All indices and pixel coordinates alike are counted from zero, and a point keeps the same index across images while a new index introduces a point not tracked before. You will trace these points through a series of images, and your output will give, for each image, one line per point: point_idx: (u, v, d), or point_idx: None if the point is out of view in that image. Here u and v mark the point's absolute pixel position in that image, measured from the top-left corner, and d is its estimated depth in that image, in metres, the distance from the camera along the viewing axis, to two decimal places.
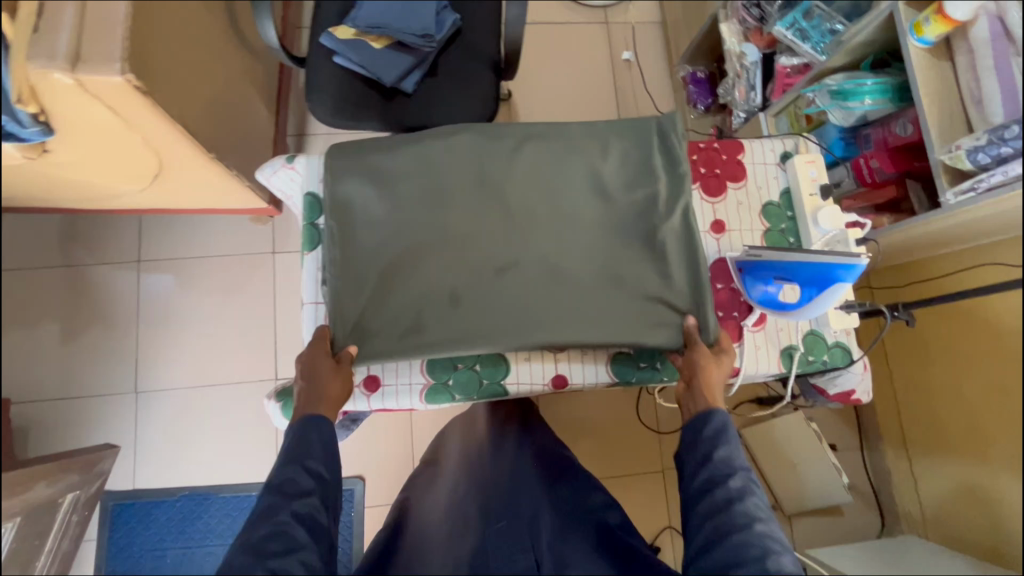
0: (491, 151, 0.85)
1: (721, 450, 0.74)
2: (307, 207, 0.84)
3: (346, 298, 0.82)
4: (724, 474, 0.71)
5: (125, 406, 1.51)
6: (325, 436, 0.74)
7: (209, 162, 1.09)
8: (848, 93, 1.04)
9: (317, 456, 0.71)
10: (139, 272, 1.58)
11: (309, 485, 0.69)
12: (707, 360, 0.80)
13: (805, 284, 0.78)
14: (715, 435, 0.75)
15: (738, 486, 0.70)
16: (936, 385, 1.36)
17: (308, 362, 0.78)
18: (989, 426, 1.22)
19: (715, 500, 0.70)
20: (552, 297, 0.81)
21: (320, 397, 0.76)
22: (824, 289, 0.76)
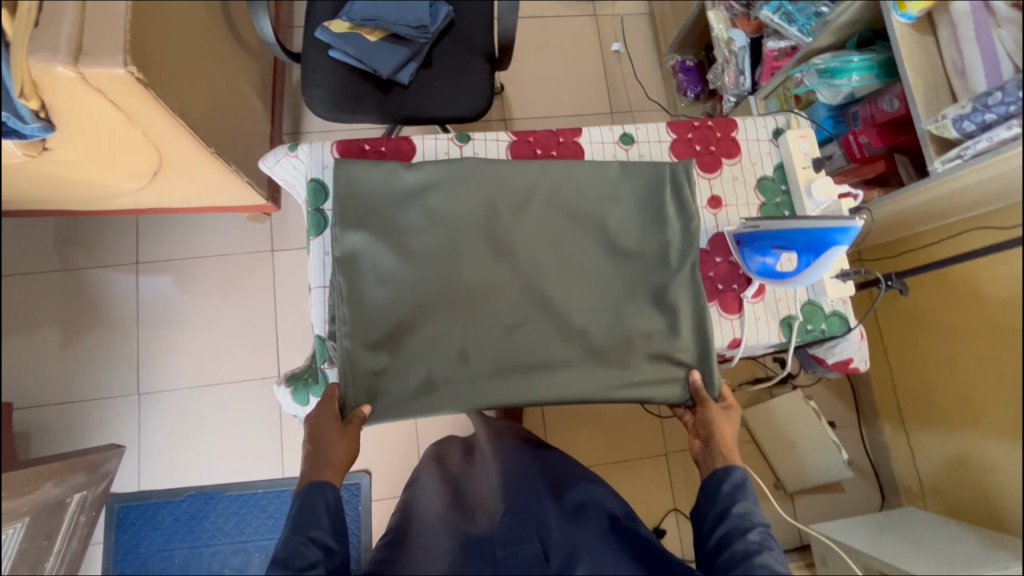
0: (499, 175, 0.85)
1: (737, 505, 0.78)
2: (311, 193, 0.84)
3: (361, 361, 0.80)
4: (741, 529, 0.76)
5: (127, 408, 1.51)
6: (331, 504, 0.76)
7: (209, 157, 1.10)
8: (835, 71, 1.06)
9: (323, 526, 0.74)
10: (137, 273, 1.58)
11: (316, 556, 0.72)
12: (717, 414, 0.83)
13: (803, 251, 0.80)
14: (732, 493, 0.79)
15: (757, 537, 0.74)
16: (930, 357, 1.40)
17: (315, 428, 0.78)
18: (979, 393, 1.25)
19: (734, 551, 0.74)
20: (556, 274, 0.83)
21: (328, 462, 0.79)
22: (821, 254, 0.79)
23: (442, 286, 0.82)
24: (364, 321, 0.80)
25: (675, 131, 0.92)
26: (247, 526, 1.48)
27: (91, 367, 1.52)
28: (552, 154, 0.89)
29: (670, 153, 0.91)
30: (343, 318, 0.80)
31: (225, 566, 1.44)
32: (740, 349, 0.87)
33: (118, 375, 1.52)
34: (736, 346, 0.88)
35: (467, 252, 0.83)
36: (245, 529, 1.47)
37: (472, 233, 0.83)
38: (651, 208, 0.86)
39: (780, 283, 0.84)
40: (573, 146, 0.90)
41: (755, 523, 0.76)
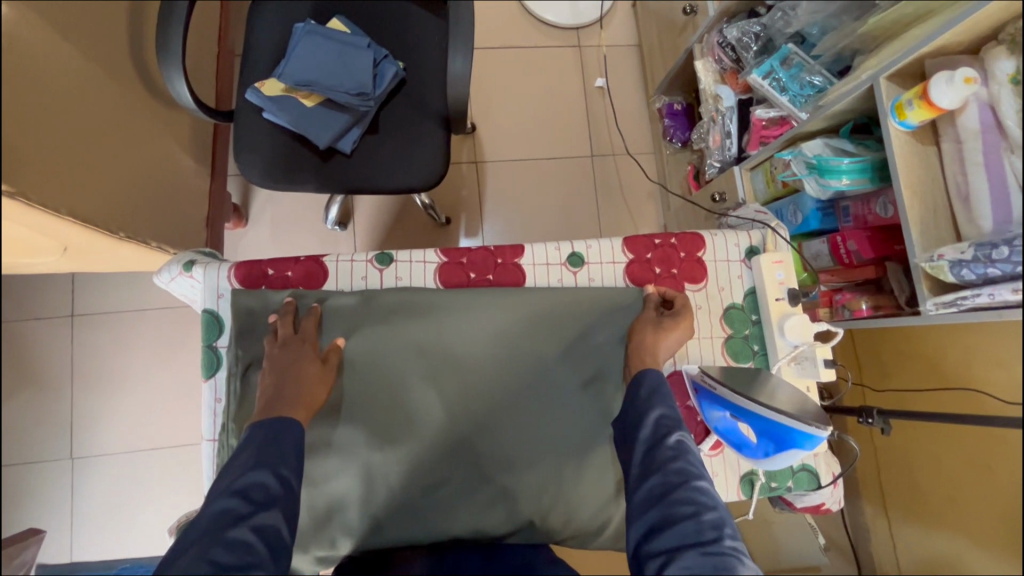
0: (419, 299, 0.74)
1: (652, 412, 0.68)
2: (203, 328, 0.72)
3: None
4: (659, 436, 0.65)
5: (59, 472, 1.42)
6: (298, 442, 0.64)
7: (121, 241, 0.98)
8: (822, 169, 0.94)
9: (291, 464, 0.62)
10: (73, 328, 1.48)
11: (275, 492, 0.59)
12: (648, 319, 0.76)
13: (762, 435, 0.69)
14: (648, 400, 0.69)
15: (677, 441, 0.64)
16: (916, 449, 1.32)
17: (290, 364, 0.68)
18: (964, 499, 1.18)
19: (654, 456, 0.64)
20: (483, 425, 0.73)
21: (293, 401, 0.66)
22: (781, 449, 0.68)
23: (349, 440, 0.71)
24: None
25: (632, 250, 0.80)
26: None
27: (23, 428, 1.43)
28: (487, 278, 0.78)
29: (624, 276, 0.80)
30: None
31: None
32: None
33: (49, 437, 1.43)
34: None
35: (381, 400, 0.72)
36: None
37: (385, 377, 0.73)
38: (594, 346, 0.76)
39: (738, 450, 0.73)
40: (512, 269, 0.78)
41: (677, 426, 0.66)
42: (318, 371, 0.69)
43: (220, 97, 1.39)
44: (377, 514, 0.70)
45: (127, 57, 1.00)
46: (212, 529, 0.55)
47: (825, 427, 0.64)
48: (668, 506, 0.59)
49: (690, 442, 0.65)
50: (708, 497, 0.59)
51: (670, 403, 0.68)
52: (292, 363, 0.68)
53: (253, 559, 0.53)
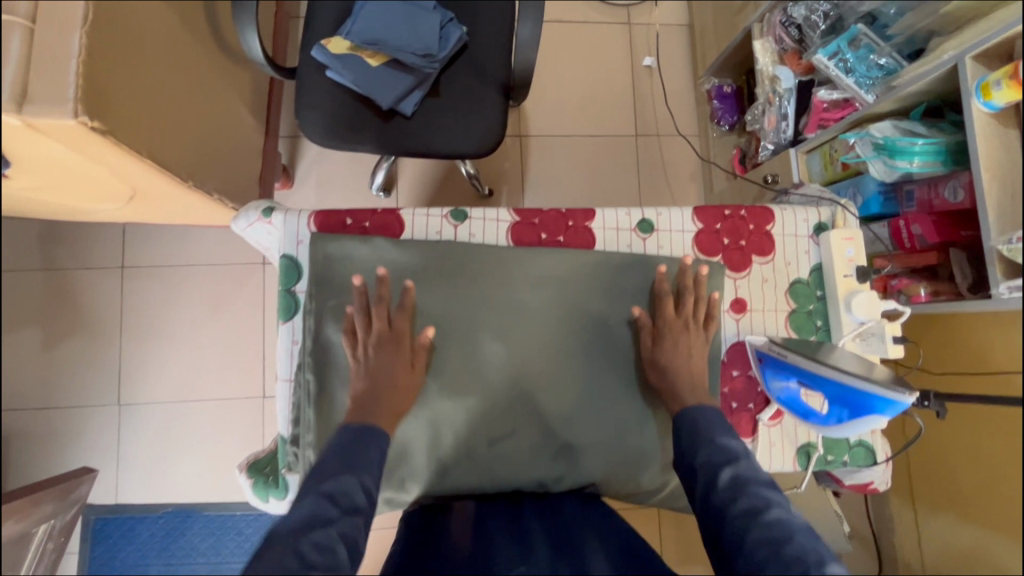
0: (492, 257, 0.75)
1: (699, 456, 0.64)
2: (282, 272, 0.74)
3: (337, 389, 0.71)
4: (710, 477, 0.61)
5: (107, 418, 1.47)
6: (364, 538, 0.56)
7: (188, 189, 1.00)
8: (892, 151, 0.93)
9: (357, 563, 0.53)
10: (122, 278, 1.51)
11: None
12: (675, 325, 0.75)
13: (834, 402, 0.68)
14: (692, 444, 0.66)
15: (729, 481, 0.59)
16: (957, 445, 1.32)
17: (379, 358, 0.69)
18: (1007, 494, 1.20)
19: (714, 501, 0.59)
20: (551, 382, 0.75)
21: (390, 392, 0.68)
22: (856, 415, 0.66)
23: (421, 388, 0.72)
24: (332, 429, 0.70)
25: (702, 219, 0.81)
26: (224, 548, 1.46)
27: (74, 373, 1.48)
28: (558, 240, 0.79)
29: (693, 246, 0.80)
30: (308, 425, 0.69)
31: None
32: None
33: (97, 382, 1.48)
34: None
35: (452, 352, 0.73)
36: (220, 550, 1.46)
37: (455, 331, 0.73)
38: (651, 333, 0.75)
39: (805, 420, 0.72)
40: (583, 232, 0.79)
41: (727, 461, 0.62)
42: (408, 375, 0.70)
43: (276, 53, 1.40)
44: (445, 462, 0.72)
45: (202, 9, 1.01)
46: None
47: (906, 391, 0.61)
48: (747, 555, 0.54)
49: (745, 474, 0.60)
50: (780, 528, 0.54)
51: (715, 437, 0.65)
52: (385, 362, 0.69)
53: None
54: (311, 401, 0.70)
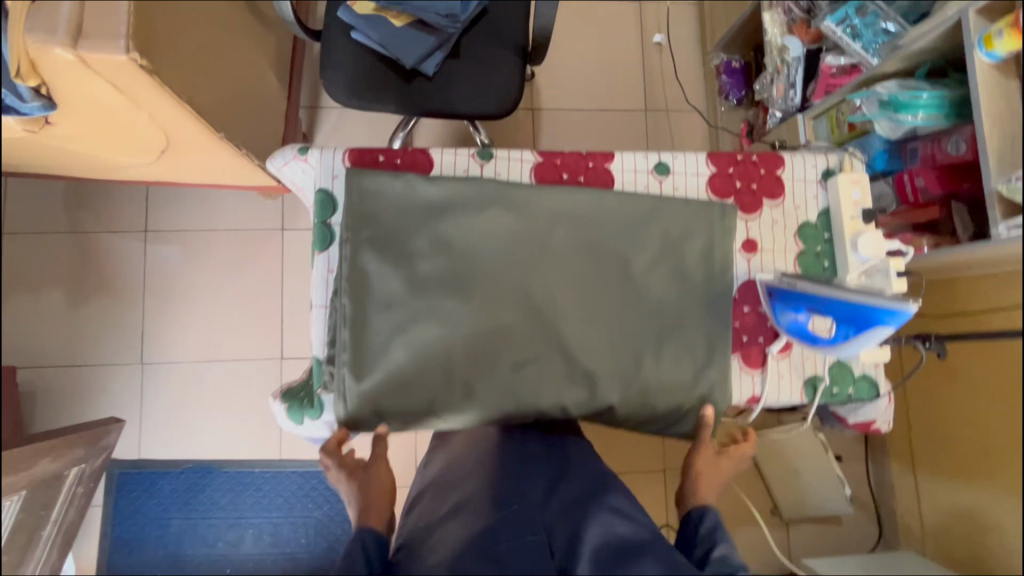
0: (517, 194, 0.79)
1: (704, 533, 0.76)
2: (318, 205, 0.78)
3: (371, 313, 0.75)
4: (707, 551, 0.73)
5: (130, 376, 1.52)
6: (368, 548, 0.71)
7: (219, 141, 1.05)
8: (899, 105, 0.97)
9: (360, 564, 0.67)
10: (145, 242, 1.56)
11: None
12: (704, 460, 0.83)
13: (841, 322, 0.71)
14: (700, 536, 0.75)
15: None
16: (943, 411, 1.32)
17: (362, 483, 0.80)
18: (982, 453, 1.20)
19: None
20: (572, 313, 0.78)
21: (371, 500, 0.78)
22: (861, 331, 0.69)
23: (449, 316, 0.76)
24: (367, 347, 0.74)
25: (715, 164, 0.85)
26: (242, 503, 1.50)
27: (98, 332, 1.52)
28: (578, 180, 0.83)
29: (707, 189, 0.85)
30: (344, 344, 0.74)
31: (219, 539, 1.49)
32: (758, 407, 0.82)
33: (120, 342, 1.52)
34: (754, 403, 0.83)
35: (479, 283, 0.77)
36: (239, 506, 1.50)
37: (481, 264, 0.77)
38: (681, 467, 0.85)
39: (812, 344, 0.76)
40: (603, 173, 0.83)
41: (730, 563, 0.71)
42: (371, 472, 0.81)
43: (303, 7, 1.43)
44: (471, 385, 0.76)
45: None
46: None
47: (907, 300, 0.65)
48: None
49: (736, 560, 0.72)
50: None
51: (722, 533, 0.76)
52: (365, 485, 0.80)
53: None
54: (346, 323, 0.74)
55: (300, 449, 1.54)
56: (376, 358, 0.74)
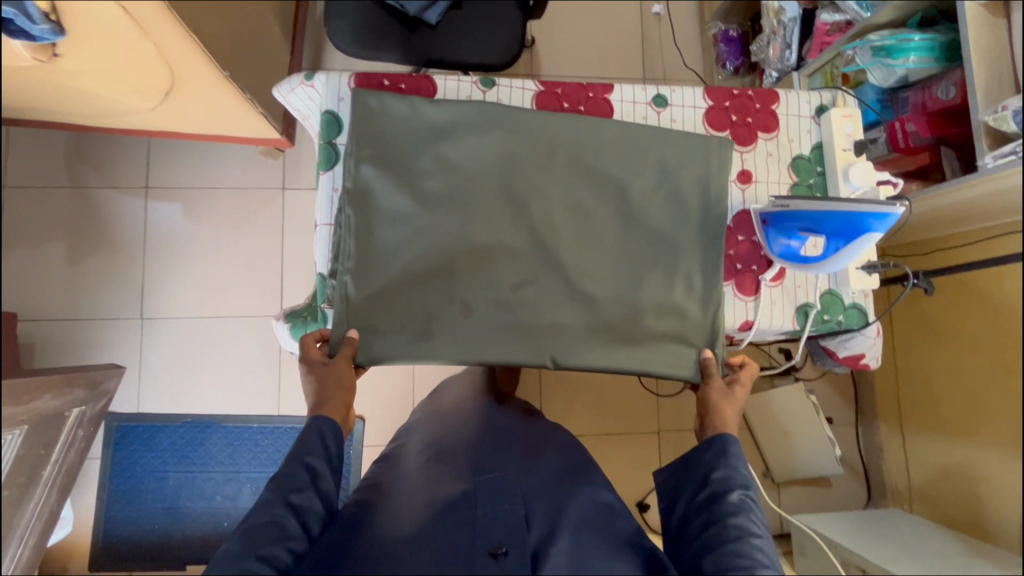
0: (517, 119, 0.80)
1: (718, 470, 0.76)
2: (324, 125, 0.81)
3: (378, 227, 0.78)
4: (721, 491, 0.74)
5: (130, 330, 1.52)
6: (326, 437, 0.73)
7: (223, 80, 1.07)
8: (891, 50, 1.00)
9: (318, 455, 0.71)
10: (146, 199, 1.56)
11: (304, 481, 0.69)
12: (720, 396, 0.82)
13: (832, 235, 0.76)
14: (721, 453, 0.77)
15: (737, 500, 0.73)
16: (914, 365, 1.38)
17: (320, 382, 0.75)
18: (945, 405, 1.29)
19: (715, 509, 0.73)
20: (570, 236, 0.80)
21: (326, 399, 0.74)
22: (851, 240, 0.75)
23: (450, 236, 0.78)
24: (372, 257, 0.77)
25: (712, 97, 0.87)
26: (240, 458, 1.51)
27: (98, 287, 1.53)
28: (578, 109, 0.85)
29: (704, 121, 0.87)
30: (349, 253, 0.77)
31: (217, 493, 1.49)
32: (751, 332, 0.85)
33: (119, 297, 1.53)
34: (747, 329, 0.86)
35: (479, 203, 0.79)
36: (237, 460, 1.51)
37: (482, 185, 0.79)
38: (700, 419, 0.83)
39: (803, 265, 0.80)
40: (602, 103, 0.86)
41: (741, 486, 0.74)
42: (329, 370, 0.75)
43: None
44: (470, 300, 0.78)
45: None
46: (269, 506, 0.67)
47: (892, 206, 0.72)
48: (716, 548, 0.69)
49: (749, 500, 0.74)
50: (747, 552, 0.68)
51: (739, 464, 0.76)
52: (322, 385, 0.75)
53: (289, 535, 0.65)
54: (353, 235, 0.77)
55: (299, 405, 1.55)
56: (381, 270, 0.77)
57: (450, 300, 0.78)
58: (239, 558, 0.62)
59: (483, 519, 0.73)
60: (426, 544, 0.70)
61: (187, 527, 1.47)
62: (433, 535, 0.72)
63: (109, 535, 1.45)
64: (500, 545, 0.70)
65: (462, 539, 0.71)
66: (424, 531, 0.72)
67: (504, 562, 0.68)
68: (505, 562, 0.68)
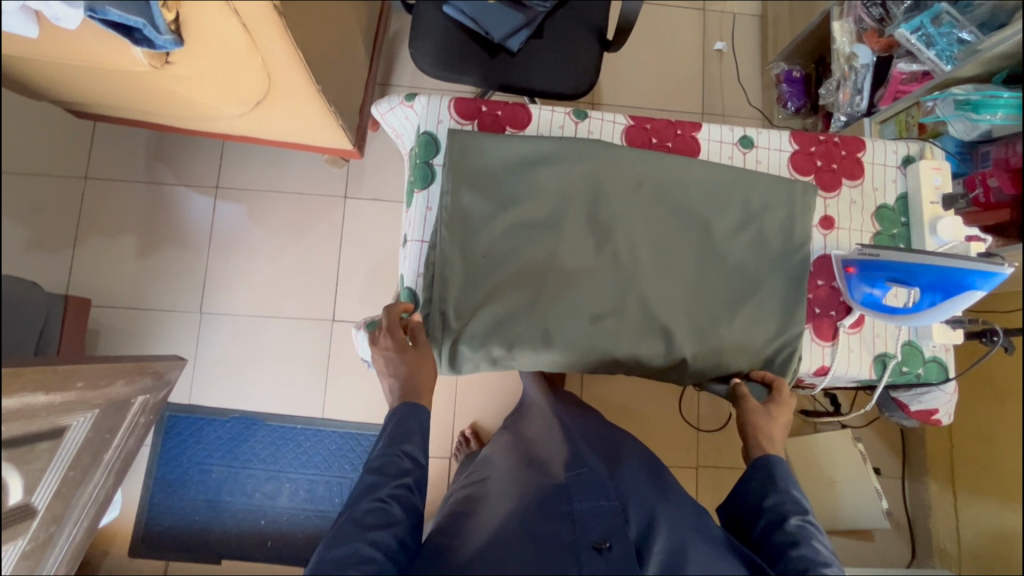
0: (606, 149, 0.82)
1: (768, 498, 0.77)
2: (422, 146, 0.84)
3: (461, 249, 0.79)
4: (778, 520, 0.74)
5: (189, 323, 1.57)
6: (421, 421, 0.79)
7: (315, 94, 1.12)
8: (977, 105, 1.00)
9: (415, 441, 0.76)
10: (215, 198, 1.62)
11: (407, 467, 0.75)
12: (759, 415, 0.81)
13: (927, 289, 0.76)
14: (762, 484, 0.78)
15: (796, 526, 0.73)
16: (977, 422, 1.38)
17: (405, 365, 0.78)
18: (1001, 463, 1.31)
19: (776, 542, 0.73)
20: (652, 267, 0.82)
21: (416, 386, 0.79)
22: (950, 296, 0.74)
23: (537, 260, 0.81)
24: (461, 279, 0.79)
25: (798, 142, 0.88)
26: (282, 457, 1.54)
27: (162, 280, 1.58)
28: (666, 145, 0.87)
29: (789, 165, 0.88)
30: (440, 274, 0.79)
31: (257, 490, 1.52)
32: (826, 378, 0.85)
33: (182, 291, 1.58)
34: (822, 374, 0.86)
35: (565, 230, 0.81)
36: (279, 460, 1.53)
37: (569, 211, 0.81)
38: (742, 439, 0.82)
39: (891, 315, 0.79)
40: (690, 140, 0.87)
41: (797, 510, 0.75)
42: (419, 356, 0.78)
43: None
44: (550, 328, 0.80)
45: None
46: (375, 489, 0.72)
47: (996, 265, 0.71)
48: None
49: (810, 524, 0.73)
50: None
51: (789, 487, 0.76)
52: (409, 371, 0.78)
53: (393, 520, 0.70)
54: (454, 252, 0.79)
55: (342, 409, 1.57)
56: (475, 289, 0.80)
57: (532, 328, 0.79)
58: (351, 538, 0.66)
59: (582, 513, 0.73)
60: (525, 539, 0.71)
61: (226, 521, 1.50)
62: (530, 527, 0.73)
63: (151, 522, 1.48)
64: (603, 539, 0.71)
65: (563, 529, 0.72)
66: (515, 530, 0.73)
67: (609, 556, 0.69)
68: (610, 556, 0.69)
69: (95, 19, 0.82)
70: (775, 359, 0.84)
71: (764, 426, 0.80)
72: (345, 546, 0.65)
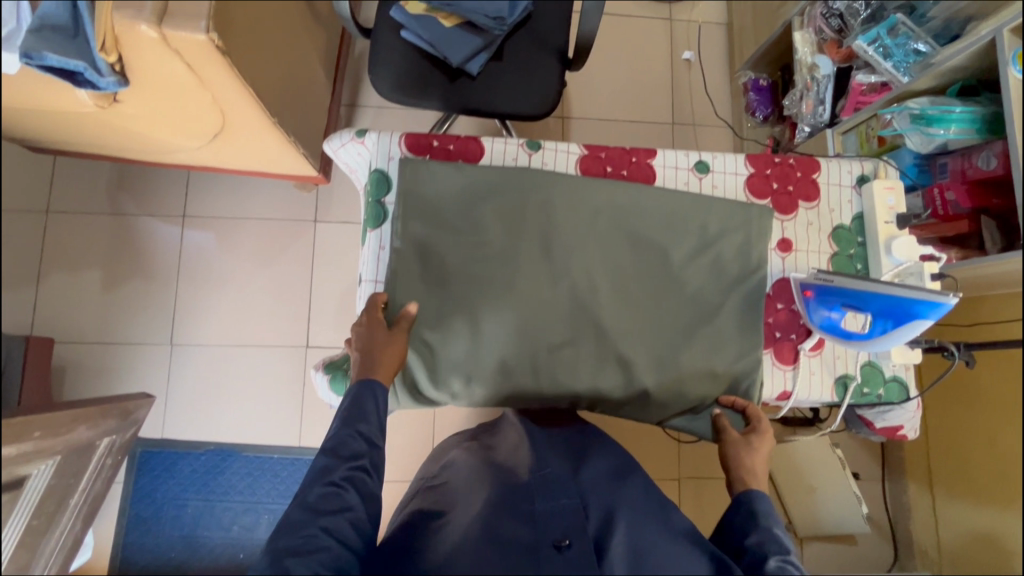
0: (559, 181, 0.82)
1: (750, 536, 0.72)
2: (373, 183, 0.83)
3: (419, 282, 0.79)
4: (759, 560, 0.69)
5: (159, 355, 1.54)
6: (380, 402, 0.73)
7: (271, 126, 1.10)
8: (933, 119, 1.01)
9: (371, 422, 0.72)
10: (182, 227, 1.60)
11: (361, 449, 0.70)
12: (740, 446, 0.79)
13: (879, 316, 0.76)
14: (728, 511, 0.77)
15: (774, 566, 0.67)
16: (951, 425, 1.40)
17: (366, 340, 0.76)
18: (974, 466, 1.33)
19: None
20: (610, 297, 0.81)
21: (375, 363, 0.75)
22: (899, 324, 0.74)
23: (493, 295, 0.79)
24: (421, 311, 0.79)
25: (753, 165, 0.89)
26: (259, 488, 1.51)
27: (130, 312, 1.55)
28: (621, 173, 0.87)
29: (745, 188, 0.88)
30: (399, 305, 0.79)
31: (234, 523, 1.49)
32: (789, 403, 0.85)
33: (151, 324, 1.55)
34: (785, 398, 0.86)
35: (521, 263, 0.80)
36: (256, 491, 1.51)
37: (524, 245, 0.80)
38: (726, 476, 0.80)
39: (846, 339, 0.80)
40: (645, 168, 0.87)
41: (777, 551, 0.69)
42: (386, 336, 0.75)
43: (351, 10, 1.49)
44: (509, 362, 0.79)
45: None
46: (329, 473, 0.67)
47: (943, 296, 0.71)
48: None
49: (790, 567, 0.68)
50: None
51: (772, 525, 0.72)
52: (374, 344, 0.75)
53: (348, 505, 0.65)
54: (414, 287, 0.79)
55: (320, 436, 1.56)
56: (434, 322, 0.79)
57: (491, 362, 0.79)
58: (304, 526, 0.62)
59: (544, 512, 0.73)
60: (486, 546, 0.69)
61: (203, 557, 1.47)
62: (494, 530, 0.72)
63: (127, 562, 1.45)
64: (563, 537, 0.70)
65: (524, 532, 0.72)
66: (485, 533, 0.71)
67: (568, 554, 0.68)
68: (569, 554, 0.68)
69: (32, 66, 0.79)
70: (738, 384, 0.84)
71: (749, 459, 0.78)
72: (300, 532, 0.62)
